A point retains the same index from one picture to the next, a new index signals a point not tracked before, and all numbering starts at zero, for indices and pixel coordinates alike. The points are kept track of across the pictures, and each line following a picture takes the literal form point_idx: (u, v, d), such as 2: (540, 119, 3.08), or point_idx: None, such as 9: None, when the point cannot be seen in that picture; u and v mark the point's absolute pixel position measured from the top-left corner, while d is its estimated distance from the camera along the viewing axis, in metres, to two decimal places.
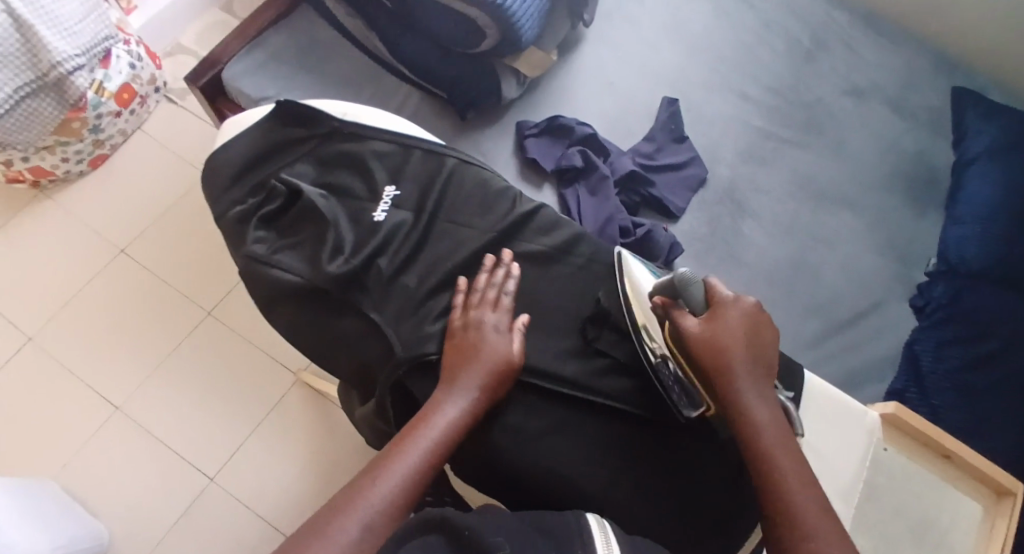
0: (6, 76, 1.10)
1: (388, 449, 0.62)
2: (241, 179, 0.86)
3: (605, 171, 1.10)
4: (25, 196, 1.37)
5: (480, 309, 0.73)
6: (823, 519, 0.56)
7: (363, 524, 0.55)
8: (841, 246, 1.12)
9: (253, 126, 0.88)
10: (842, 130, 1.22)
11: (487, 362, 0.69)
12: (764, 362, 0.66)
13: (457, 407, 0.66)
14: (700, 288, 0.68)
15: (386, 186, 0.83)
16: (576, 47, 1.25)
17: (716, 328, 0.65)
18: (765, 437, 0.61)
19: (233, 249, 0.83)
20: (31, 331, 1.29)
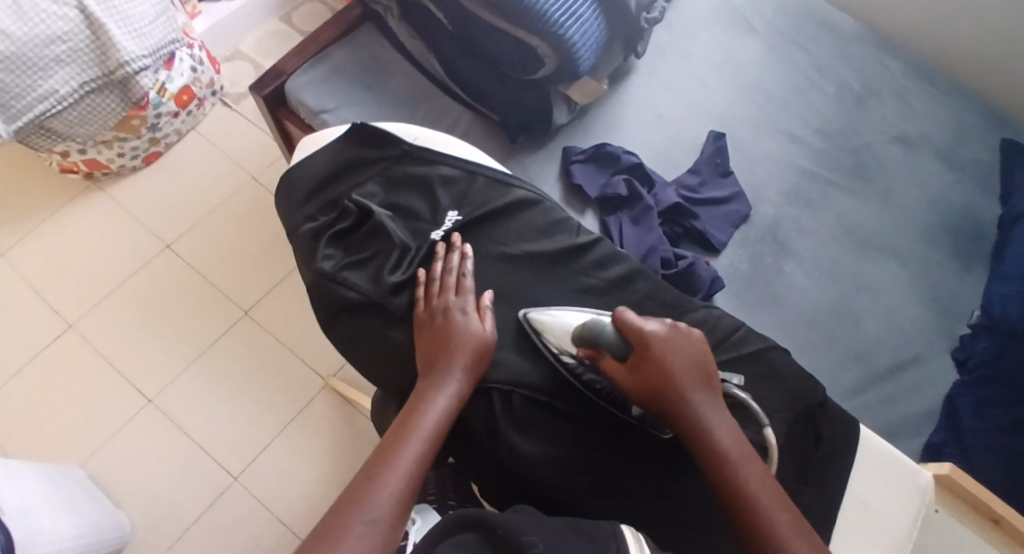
0: (74, 71, 1.16)
1: (387, 445, 0.65)
2: (314, 195, 0.90)
3: (650, 201, 1.11)
4: (79, 187, 1.41)
5: (448, 295, 0.78)
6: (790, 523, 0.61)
7: (370, 523, 0.58)
8: (883, 295, 1.12)
9: (330, 143, 0.92)
10: (889, 177, 1.21)
11: (465, 349, 0.73)
12: (711, 386, 0.69)
13: (448, 395, 0.70)
14: (609, 329, 0.73)
15: (448, 213, 0.87)
16: (627, 78, 1.26)
17: (642, 362, 0.69)
18: (725, 449, 0.65)
19: (301, 264, 0.87)
20: (73, 318, 1.32)
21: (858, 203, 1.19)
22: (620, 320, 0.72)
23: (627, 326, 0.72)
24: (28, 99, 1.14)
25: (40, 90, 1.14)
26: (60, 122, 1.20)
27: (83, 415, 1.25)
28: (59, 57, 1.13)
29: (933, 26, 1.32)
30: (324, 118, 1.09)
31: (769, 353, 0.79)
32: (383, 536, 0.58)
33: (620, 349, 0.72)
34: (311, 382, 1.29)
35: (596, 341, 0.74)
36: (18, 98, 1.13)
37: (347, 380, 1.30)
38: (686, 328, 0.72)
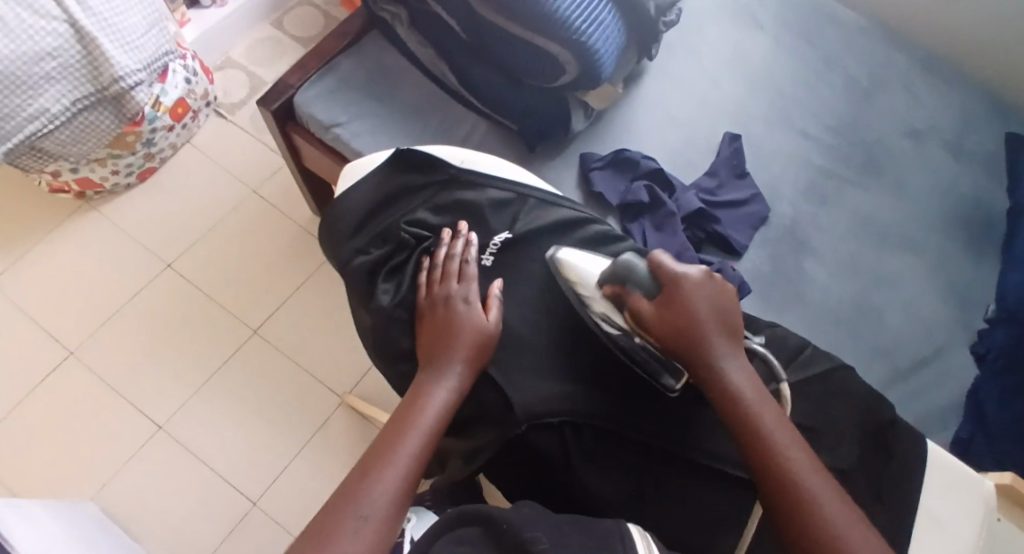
0: (65, 88, 1.13)
1: (385, 438, 0.65)
2: (364, 228, 0.90)
3: (673, 207, 1.09)
4: (72, 206, 1.38)
5: (451, 283, 0.79)
6: (814, 475, 0.62)
7: (362, 519, 0.58)
8: (904, 290, 1.11)
9: (374, 172, 0.92)
10: (901, 170, 1.20)
11: (466, 339, 0.74)
12: (732, 329, 0.71)
13: (446, 389, 0.70)
14: (641, 268, 0.74)
15: (495, 234, 0.87)
16: (638, 80, 1.24)
17: (674, 306, 0.70)
18: (746, 399, 0.66)
19: (357, 299, 0.87)
20: (73, 345, 1.27)
21: (873, 196, 1.18)
22: (653, 262, 0.73)
23: (663, 268, 0.72)
24: (17, 119, 1.10)
25: (31, 109, 1.11)
26: (52, 142, 1.17)
27: (90, 445, 1.21)
28: (48, 73, 1.10)
29: (930, 20, 1.33)
30: (335, 131, 1.11)
31: (836, 373, 0.80)
32: (377, 531, 0.58)
33: (651, 288, 0.72)
34: (326, 399, 1.26)
35: (625, 277, 0.74)
36: (7, 117, 1.09)
37: (362, 395, 1.26)
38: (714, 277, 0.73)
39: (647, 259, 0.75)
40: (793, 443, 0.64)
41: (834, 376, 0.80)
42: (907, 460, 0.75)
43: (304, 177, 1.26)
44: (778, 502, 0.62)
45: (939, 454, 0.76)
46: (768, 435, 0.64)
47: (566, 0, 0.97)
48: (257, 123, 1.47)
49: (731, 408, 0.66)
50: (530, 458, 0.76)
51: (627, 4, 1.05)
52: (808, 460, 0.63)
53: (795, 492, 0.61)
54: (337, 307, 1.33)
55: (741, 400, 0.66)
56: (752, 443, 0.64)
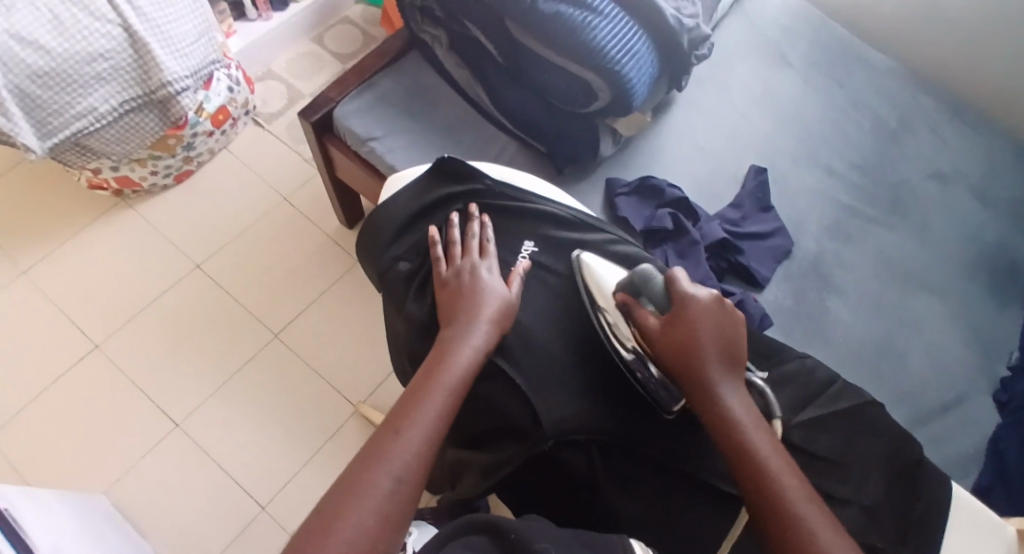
0: (114, 89, 1.17)
1: (410, 396, 0.67)
2: (402, 236, 0.91)
3: (696, 235, 1.10)
4: (108, 204, 1.42)
5: (471, 256, 0.82)
6: (808, 504, 0.61)
7: (397, 479, 0.60)
8: (926, 333, 1.11)
9: (414, 183, 0.94)
10: (926, 213, 1.21)
11: (489, 305, 0.77)
12: (736, 362, 0.70)
13: (472, 347, 0.72)
14: (658, 281, 0.75)
15: (522, 242, 0.89)
16: (668, 110, 1.26)
17: (677, 329, 0.70)
18: (745, 429, 0.65)
19: (392, 305, 0.88)
20: (99, 339, 1.30)
21: (898, 237, 1.18)
22: (670, 278, 0.74)
23: (677, 285, 0.73)
24: (66, 117, 1.15)
25: (79, 107, 1.15)
26: (97, 140, 1.21)
27: (108, 439, 1.23)
28: (100, 74, 1.15)
29: (960, 67, 1.35)
30: (371, 145, 1.14)
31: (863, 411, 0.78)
32: (404, 490, 0.60)
33: (664, 304, 0.74)
34: (341, 407, 1.27)
35: (641, 289, 0.76)
36: (56, 114, 1.14)
37: (376, 405, 1.27)
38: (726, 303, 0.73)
39: (666, 274, 0.76)
40: (785, 468, 0.63)
41: (861, 412, 0.78)
42: (932, 503, 0.73)
43: (336, 187, 1.30)
44: (770, 529, 0.61)
45: (961, 497, 0.73)
46: (762, 457, 0.64)
47: (602, 29, 1.00)
48: (293, 133, 1.51)
49: (728, 428, 0.66)
50: (555, 473, 0.76)
51: (663, 36, 1.07)
52: (801, 486, 0.62)
53: (788, 520, 0.60)
54: (358, 317, 1.35)
55: (738, 421, 0.66)
56: (750, 463, 0.63)
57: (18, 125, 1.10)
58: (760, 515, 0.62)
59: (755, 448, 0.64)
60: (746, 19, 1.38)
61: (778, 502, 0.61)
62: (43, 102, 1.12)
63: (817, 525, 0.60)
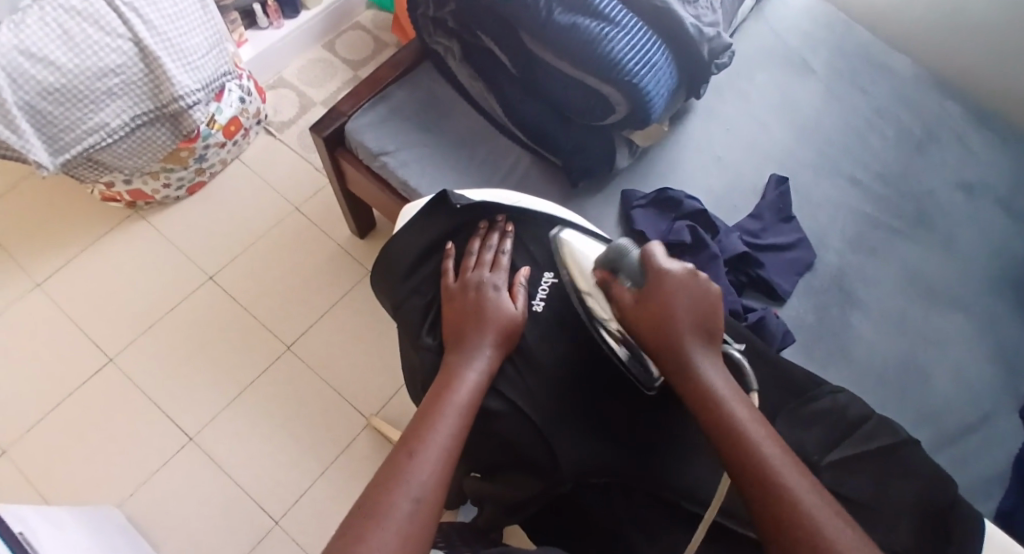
0: (126, 104, 1.17)
1: (422, 419, 0.65)
2: (417, 269, 0.88)
3: (715, 249, 1.06)
4: (120, 215, 1.41)
5: (483, 270, 0.82)
6: (790, 468, 0.60)
7: (415, 500, 0.58)
8: (951, 349, 1.08)
9: (421, 212, 0.90)
10: (952, 224, 1.17)
11: (495, 318, 0.76)
12: (712, 334, 0.70)
13: (478, 369, 0.72)
14: (634, 257, 0.75)
15: (543, 273, 0.85)
16: (685, 119, 1.23)
17: (651, 300, 0.71)
18: (720, 394, 0.65)
19: (410, 341, 0.85)
20: (112, 352, 1.30)
21: (922, 249, 1.15)
22: (645, 253, 0.74)
23: (653, 261, 0.74)
24: (77, 132, 1.15)
25: (89, 123, 1.15)
26: (108, 155, 1.21)
27: (122, 452, 1.23)
28: (111, 90, 1.15)
29: (987, 71, 1.31)
30: (383, 160, 1.13)
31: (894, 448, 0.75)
32: (425, 508, 0.58)
33: (638, 278, 0.74)
34: (353, 420, 1.26)
35: (617, 265, 0.76)
36: (67, 130, 1.14)
37: (388, 419, 1.26)
38: (701, 275, 0.73)
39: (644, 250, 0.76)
40: (767, 438, 0.62)
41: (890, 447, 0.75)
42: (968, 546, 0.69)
43: (348, 200, 1.29)
44: (751, 492, 0.59)
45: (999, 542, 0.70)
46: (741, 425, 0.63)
47: (618, 43, 0.98)
48: (305, 141, 1.50)
49: (705, 401, 0.65)
50: (575, 512, 0.76)
51: (681, 46, 1.05)
52: (784, 453, 0.61)
53: (769, 485, 0.59)
54: (370, 327, 1.34)
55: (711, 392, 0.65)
56: (727, 435, 0.62)
57: (29, 142, 1.10)
58: (747, 490, 0.60)
59: (736, 419, 0.63)
60: (765, 23, 1.34)
61: (762, 475, 0.59)
62: (55, 119, 1.12)
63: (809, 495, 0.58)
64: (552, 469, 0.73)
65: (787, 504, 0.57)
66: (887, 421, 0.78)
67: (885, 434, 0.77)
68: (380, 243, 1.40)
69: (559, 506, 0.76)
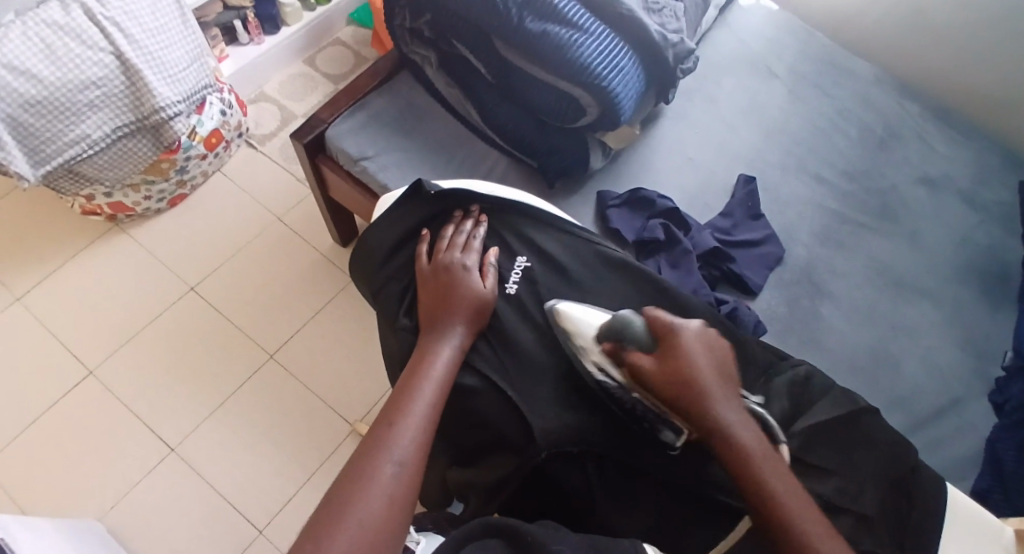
0: (107, 116, 1.19)
1: (400, 392, 0.68)
2: (394, 255, 0.91)
3: (688, 245, 1.10)
4: (101, 229, 1.42)
5: (455, 252, 0.85)
6: (824, 534, 0.61)
7: (399, 464, 0.61)
8: (920, 337, 1.11)
9: (400, 200, 0.92)
10: (916, 218, 1.22)
11: (467, 299, 0.81)
12: (733, 387, 0.68)
13: (451, 347, 0.76)
14: (638, 324, 0.73)
15: (515, 259, 0.88)
16: (656, 122, 1.28)
17: (671, 363, 0.68)
18: (755, 462, 0.64)
19: (386, 326, 0.88)
20: (93, 363, 1.30)
21: (889, 242, 1.19)
22: (652, 319, 0.72)
23: (663, 323, 0.71)
24: (58, 143, 1.16)
25: (71, 135, 1.16)
26: (90, 166, 1.22)
27: (103, 463, 1.22)
28: (93, 102, 1.16)
29: (943, 72, 1.36)
30: (363, 164, 1.15)
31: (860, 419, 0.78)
32: (410, 469, 0.61)
33: (651, 344, 0.72)
34: (336, 428, 1.26)
35: (623, 334, 0.73)
36: (48, 141, 1.15)
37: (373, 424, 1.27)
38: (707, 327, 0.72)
39: (646, 314, 0.73)
40: (803, 507, 0.62)
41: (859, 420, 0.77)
42: (930, 507, 0.73)
43: (330, 207, 1.31)
44: None
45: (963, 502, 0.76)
46: (774, 485, 0.63)
47: (588, 47, 1.02)
48: (286, 154, 1.52)
49: (742, 465, 0.64)
50: (552, 488, 0.76)
51: (648, 50, 1.09)
52: (818, 519, 0.62)
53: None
54: (352, 335, 1.35)
55: (746, 452, 0.64)
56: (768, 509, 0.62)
57: (10, 152, 1.12)
58: None
59: (773, 491, 0.62)
60: (731, 30, 1.40)
61: (802, 548, 0.60)
62: (36, 130, 1.13)
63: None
64: (526, 443, 0.76)
65: None
66: (853, 396, 0.81)
67: (846, 405, 0.79)
68: None
69: (537, 485, 0.77)
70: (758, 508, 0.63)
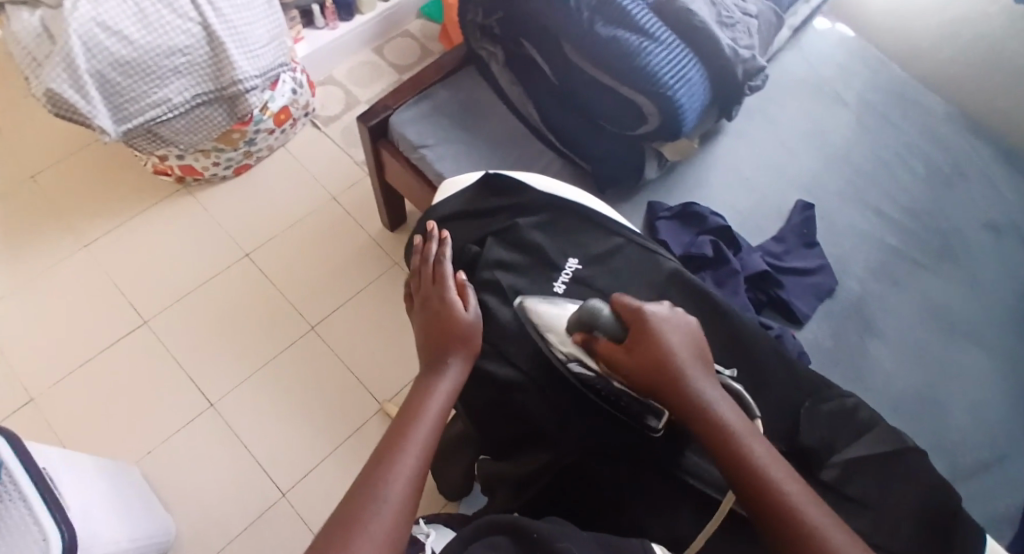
0: (189, 83, 1.24)
1: (391, 433, 0.64)
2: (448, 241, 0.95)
3: (736, 265, 1.09)
4: (169, 189, 1.48)
5: (426, 284, 0.80)
6: (804, 497, 0.61)
7: (386, 502, 0.58)
8: (970, 385, 1.07)
9: (461, 192, 0.98)
10: (978, 264, 1.17)
11: (445, 327, 0.75)
12: (706, 366, 0.70)
13: (446, 378, 0.71)
14: (607, 313, 0.73)
15: (567, 259, 0.91)
16: (716, 140, 1.26)
17: (643, 345, 0.69)
18: (733, 432, 0.64)
19: None
20: (147, 316, 1.36)
21: (947, 285, 1.15)
22: (620, 304, 0.73)
23: (629, 304, 0.72)
24: (141, 104, 1.22)
25: (154, 98, 1.22)
26: (167, 129, 1.28)
27: (144, 412, 1.27)
28: (177, 68, 1.22)
29: None
30: (422, 153, 1.18)
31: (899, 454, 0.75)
32: (398, 516, 0.57)
33: (618, 331, 0.72)
34: (366, 405, 1.29)
35: (591, 323, 0.73)
36: (132, 101, 1.21)
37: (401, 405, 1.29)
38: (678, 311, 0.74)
39: (612, 302, 0.74)
40: (784, 473, 0.62)
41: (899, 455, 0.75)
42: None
43: (384, 191, 1.34)
44: (777, 529, 0.60)
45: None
46: (757, 461, 0.63)
47: (655, 57, 1.02)
48: (348, 136, 1.56)
49: (721, 440, 0.64)
50: (580, 482, 0.77)
51: (717, 66, 1.08)
52: (799, 484, 0.62)
53: (794, 520, 0.59)
54: (392, 318, 1.38)
55: (726, 429, 0.64)
56: (749, 476, 0.62)
57: (96, 107, 1.18)
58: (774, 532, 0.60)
59: (754, 458, 0.63)
60: (802, 55, 1.38)
61: (785, 510, 0.60)
62: (122, 89, 1.19)
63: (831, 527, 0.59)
64: (558, 435, 0.78)
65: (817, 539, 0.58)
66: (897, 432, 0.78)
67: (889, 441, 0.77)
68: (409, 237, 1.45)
69: (568, 477, 0.77)
70: (742, 485, 0.62)
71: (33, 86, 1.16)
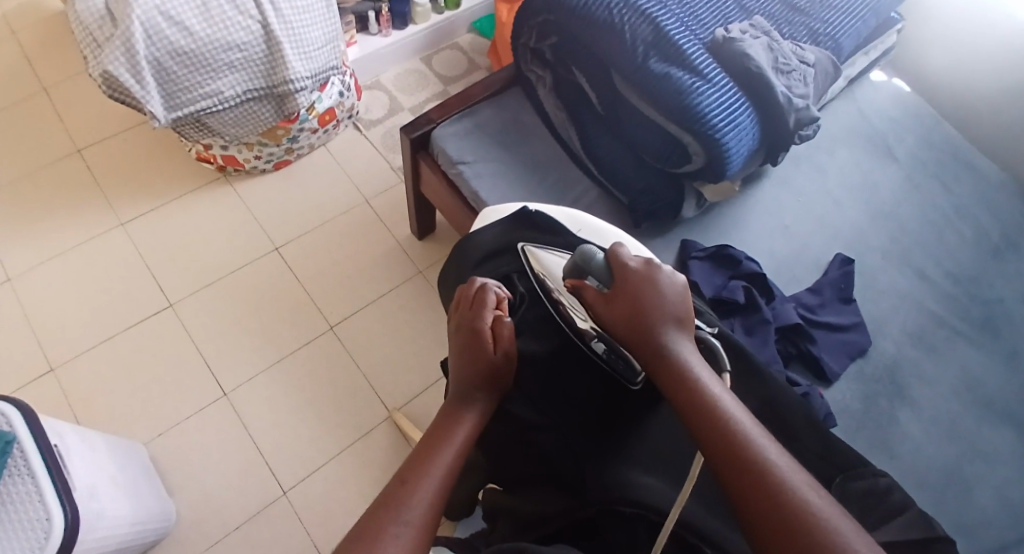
0: (241, 79, 1.26)
1: (418, 455, 0.63)
2: (482, 264, 0.94)
3: (768, 314, 1.06)
4: (209, 177, 1.50)
5: (466, 310, 0.76)
6: (771, 446, 0.58)
7: (405, 524, 0.56)
8: (998, 465, 1.03)
9: (502, 220, 0.96)
10: (1019, 338, 1.13)
11: (476, 362, 0.72)
12: (687, 324, 0.68)
13: (475, 416, 0.69)
14: (599, 258, 0.72)
15: None
16: (759, 183, 1.24)
17: (621, 298, 0.68)
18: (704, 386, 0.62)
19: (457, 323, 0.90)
20: (172, 300, 1.37)
21: (983, 357, 1.12)
22: (611, 255, 0.71)
23: (616, 260, 0.71)
24: (193, 94, 1.24)
25: (207, 89, 1.24)
26: (215, 120, 1.30)
27: (159, 394, 1.28)
28: (232, 63, 1.24)
29: None
30: (460, 168, 1.17)
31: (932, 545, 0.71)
32: (416, 540, 0.56)
33: (605, 279, 0.71)
34: (375, 410, 1.29)
35: (583, 269, 0.72)
36: (185, 91, 1.23)
37: (410, 415, 1.29)
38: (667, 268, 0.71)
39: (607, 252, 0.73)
40: (752, 424, 0.60)
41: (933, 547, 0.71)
42: None
43: (417, 200, 1.34)
44: (738, 478, 0.57)
45: None
46: (722, 406, 0.61)
47: (707, 98, 1.01)
48: (387, 142, 1.57)
49: (687, 392, 0.62)
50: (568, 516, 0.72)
51: (769, 112, 1.07)
52: (769, 437, 0.59)
53: (755, 470, 0.57)
54: (411, 326, 1.37)
55: (695, 383, 0.63)
56: (713, 427, 0.60)
57: (151, 94, 1.20)
58: (735, 485, 0.57)
59: (718, 408, 0.61)
60: (854, 106, 1.35)
61: (747, 459, 0.57)
62: (176, 78, 1.21)
63: (800, 483, 0.56)
64: (582, 486, 0.72)
65: (779, 491, 0.55)
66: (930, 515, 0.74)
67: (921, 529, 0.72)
68: (436, 248, 1.45)
69: (580, 534, 0.69)
70: (707, 435, 0.60)
71: (91, 66, 1.19)
